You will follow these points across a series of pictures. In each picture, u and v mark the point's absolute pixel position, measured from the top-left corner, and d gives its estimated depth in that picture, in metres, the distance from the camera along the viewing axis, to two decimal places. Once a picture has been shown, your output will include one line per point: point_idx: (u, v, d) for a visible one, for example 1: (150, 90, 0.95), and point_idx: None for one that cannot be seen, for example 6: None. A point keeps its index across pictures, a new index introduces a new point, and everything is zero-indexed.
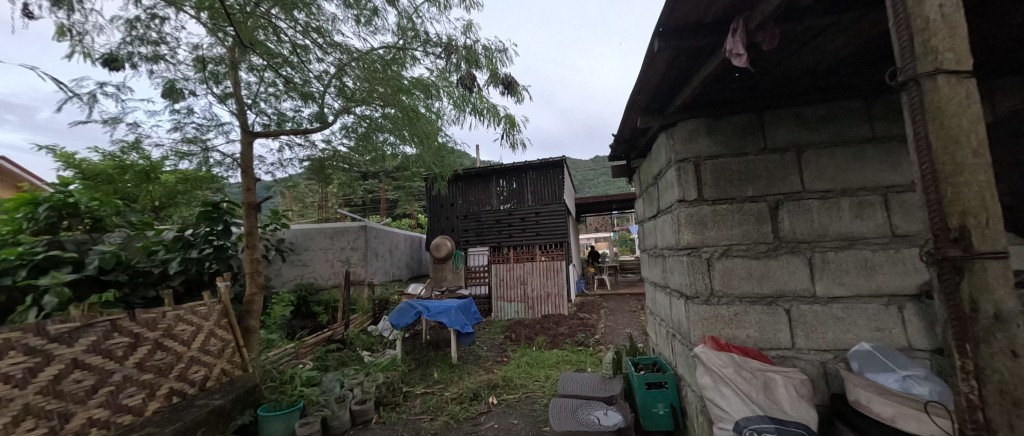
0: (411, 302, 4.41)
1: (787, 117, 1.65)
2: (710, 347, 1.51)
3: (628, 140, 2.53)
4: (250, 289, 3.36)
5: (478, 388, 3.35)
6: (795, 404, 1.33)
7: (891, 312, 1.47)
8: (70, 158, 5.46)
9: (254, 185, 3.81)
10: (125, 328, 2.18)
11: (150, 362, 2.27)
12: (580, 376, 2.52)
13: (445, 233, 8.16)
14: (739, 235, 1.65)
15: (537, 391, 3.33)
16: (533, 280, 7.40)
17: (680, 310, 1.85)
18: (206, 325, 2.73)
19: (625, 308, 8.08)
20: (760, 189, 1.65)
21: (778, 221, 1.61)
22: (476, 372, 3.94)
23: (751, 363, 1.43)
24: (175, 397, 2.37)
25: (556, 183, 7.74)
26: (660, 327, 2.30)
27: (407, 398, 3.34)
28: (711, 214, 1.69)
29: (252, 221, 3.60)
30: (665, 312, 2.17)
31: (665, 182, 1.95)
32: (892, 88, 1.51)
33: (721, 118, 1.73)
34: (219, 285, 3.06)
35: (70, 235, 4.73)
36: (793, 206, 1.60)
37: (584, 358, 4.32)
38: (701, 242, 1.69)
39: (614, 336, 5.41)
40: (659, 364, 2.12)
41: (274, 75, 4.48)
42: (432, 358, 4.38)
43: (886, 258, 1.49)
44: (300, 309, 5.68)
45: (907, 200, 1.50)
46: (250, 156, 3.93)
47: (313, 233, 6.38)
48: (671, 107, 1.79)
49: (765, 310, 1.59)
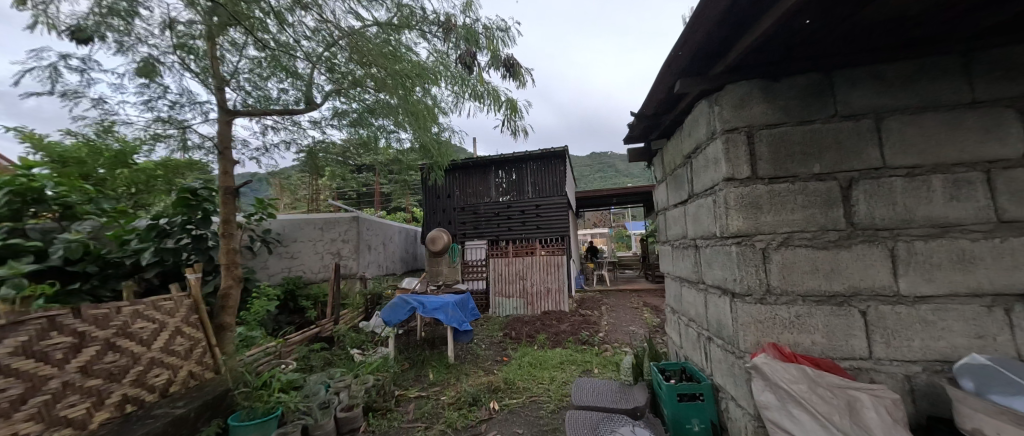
0: (404, 297, 4.10)
1: (861, 78, 1.36)
2: (775, 357, 1.22)
3: (652, 117, 2.23)
4: (225, 282, 3.03)
5: (478, 392, 3.07)
6: (890, 432, 1.06)
7: (995, 316, 1.19)
8: (36, 139, 5.04)
9: (232, 169, 3.46)
10: (66, 326, 1.85)
11: (99, 366, 1.94)
12: (595, 382, 2.25)
13: (442, 225, 7.87)
14: (801, 220, 1.36)
15: (542, 396, 3.05)
16: (533, 274, 7.06)
17: (722, 310, 1.56)
18: (170, 323, 2.41)
19: (627, 305, 7.83)
20: (829, 165, 1.36)
21: (852, 203, 1.32)
22: (475, 373, 3.65)
23: (828, 379, 1.15)
24: (129, 405, 2.03)
25: (558, 174, 7.43)
26: (689, 328, 2.02)
27: (400, 403, 3.05)
28: (767, 195, 1.39)
29: (229, 208, 3.27)
30: (696, 311, 1.89)
31: (705, 159, 1.66)
32: (998, 39, 1.22)
33: (778, 80, 1.43)
34: (188, 277, 2.72)
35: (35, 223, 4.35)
36: (871, 185, 1.31)
37: (590, 358, 4.05)
38: (755, 229, 1.40)
39: (618, 334, 5.14)
40: (690, 372, 1.86)
41: (257, 50, 4.10)
42: (427, 357, 4.09)
43: (990, 249, 1.21)
44: (287, 303, 5.36)
45: (1017, 177, 1.21)
46: (228, 137, 3.58)
47: (302, 224, 6.04)
48: (714, 68, 1.49)
49: (835, 311, 1.31)
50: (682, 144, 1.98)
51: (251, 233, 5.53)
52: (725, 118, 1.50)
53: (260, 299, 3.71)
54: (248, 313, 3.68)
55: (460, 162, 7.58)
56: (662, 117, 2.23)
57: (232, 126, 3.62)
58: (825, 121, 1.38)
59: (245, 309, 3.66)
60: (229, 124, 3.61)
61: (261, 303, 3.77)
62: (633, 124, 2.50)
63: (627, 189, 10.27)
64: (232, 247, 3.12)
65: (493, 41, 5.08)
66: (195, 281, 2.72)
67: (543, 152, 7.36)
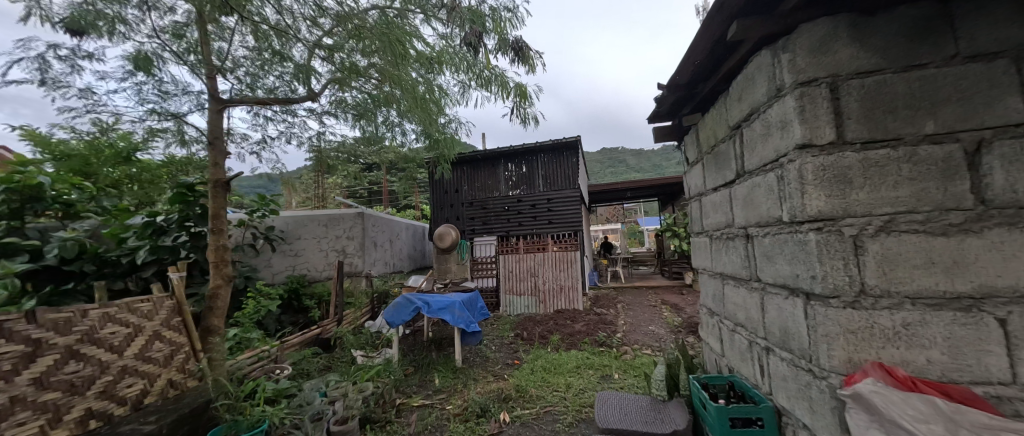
0: (408, 296, 3.83)
1: (992, 5, 1.01)
2: (889, 385, 0.89)
3: (685, 85, 1.88)
4: (214, 281, 2.80)
5: (486, 401, 2.79)
6: None
7: None
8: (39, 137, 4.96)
9: (223, 161, 3.24)
10: (18, 334, 1.63)
11: (57, 377, 1.71)
12: (622, 396, 1.97)
13: (450, 221, 7.61)
14: (908, 196, 1.02)
15: (558, 406, 2.75)
16: (545, 271, 6.75)
17: (791, 315, 1.23)
18: (147, 327, 2.19)
19: (644, 303, 7.46)
20: (946, 123, 1.01)
21: (983, 172, 0.97)
22: (484, 379, 3.37)
23: (971, 416, 0.82)
24: (94, 421, 1.79)
25: (571, 166, 7.08)
26: (734, 335, 1.69)
27: (402, 413, 2.79)
28: (860, 165, 1.05)
29: (219, 202, 3.05)
30: (747, 315, 1.56)
31: (764, 125, 1.32)
32: None
33: (871, 15, 1.09)
34: (171, 277, 2.50)
35: (35, 222, 4.25)
36: (1011, 146, 0.95)
37: (608, 361, 3.74)
38: (843, 210, 1.06)
39: (638, 335, 4.79)
40: (742, 388, 1.55)
41: (255, 41, 3.92)
42: (433, 360, 3.83)
43: None
44: (291, 303, 5.19)
45: None
46: (219, 126, 3.36)
47: (305, 221, 5.85)
48: (783, 3, 1.14)
49: (961, 320, 0.96)
50: (727, 113, 1.63)
51: (254, 231, 5.45)
52: (797, 67, 1.15)
53: (249, 298, 3.44)
54: (240, 313, 3.45)
55: (468, 155, 7.29)
56: (699, 84, 1.88)
57: (223, 116, 3.39)
58: (940, 64, 1.03)
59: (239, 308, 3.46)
60: (220, 113, 3.37)
61: (249, 302, 3.47)
62: (660, 97, 2.15)
63: (643, 182, 9.81)
64: (221, 243, 2.89)
65: (500, 23, 4.68)
66: (179, 280, 2.50)
67: (555, 143, 7.00)
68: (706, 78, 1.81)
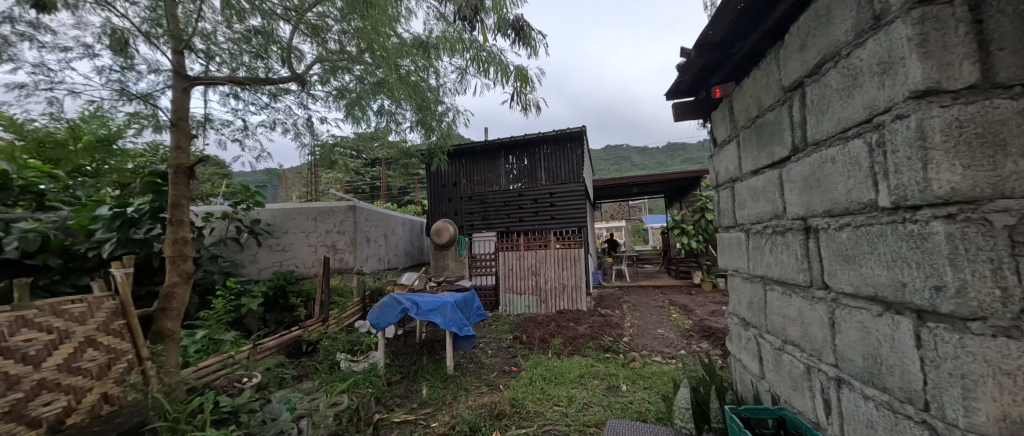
0: (396, 296, 3.49)
1: None
2: None
3: (719, 44, 1.50)
4: (169, 278, 2.45)
5: (477, 418, 2.46)
6: None
7: None
8: None
9: (187, 144, 2.89)
10: None
11: None
12: (639, 427, 1.65)
13: (447, 216, 7.27)
14: None
15: (558, 424, 2.41)
16: (547, 269, 6.43)
17: (888, 339, 0.86)
18: (77, 332, 1.88)
19: (650, 303, 7.09)
20: None
21: None
22: (476, 390, 3.05)
23: None
24: None
25: (575, 158, 6.69)
26: (782, 355, 1.34)
27: (381, 431, 2.46)
28: (1019, 119, 0.69)
29: (180, 190, 2.71)
30: (804, 332, 1.20)
31: (848, 73, 0.94)
32: None
33: None
34: (114, 273, 2.15)
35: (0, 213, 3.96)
36: None
37: (615, 369, 3.40)
38: (995, 188, 0.69)
39: (645, 340, 4.43)
40: (796, 427, 1.20)
41: (232, 24, 3.58)
42: (422, 366, 3.50)
43: None
44: (277, 301, 4.90)
45: None
46: (186, 107, 3.03)
47: (293, 214, 5.53)
48: None
49: None
50: (779, 71, 1.26)
51: (238, 224, 5.17)
52: None
53: (217, 294, 3.12)
54: (209, 313, 3.14)
55: (466, 146, 6.92)
56: (736, 42, 1.50)
57: (190, 96, 3.05)
58: None
59: (208, 307, 3.14)
60: (186, 92, 3.04)
61: (218, 300, 3.15)
62: (683, 64, 1.77)
63: (649, 177, 9.39)
64: (181, 236, 2.57)
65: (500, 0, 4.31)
66: (125, 277, 2.19)
67: (558, 134, 6.59)
68: (748, 33, 1.43)
